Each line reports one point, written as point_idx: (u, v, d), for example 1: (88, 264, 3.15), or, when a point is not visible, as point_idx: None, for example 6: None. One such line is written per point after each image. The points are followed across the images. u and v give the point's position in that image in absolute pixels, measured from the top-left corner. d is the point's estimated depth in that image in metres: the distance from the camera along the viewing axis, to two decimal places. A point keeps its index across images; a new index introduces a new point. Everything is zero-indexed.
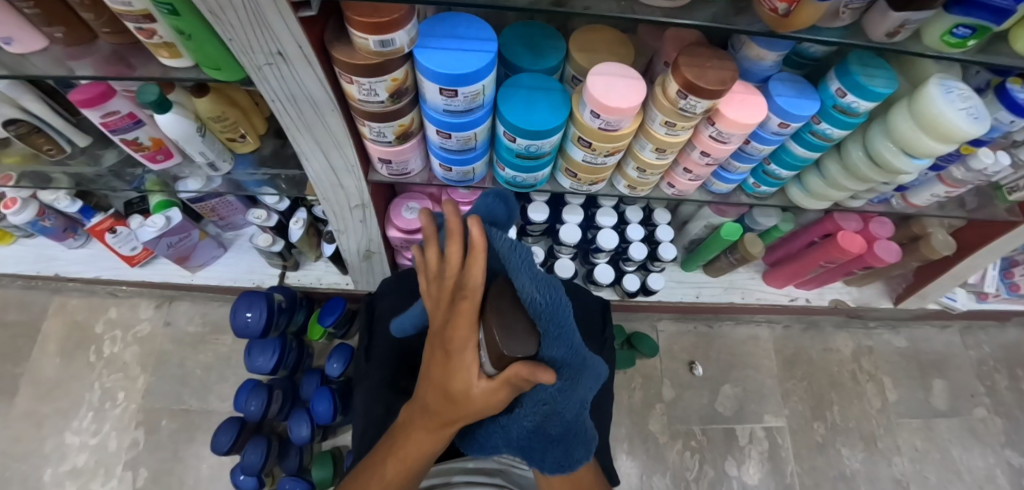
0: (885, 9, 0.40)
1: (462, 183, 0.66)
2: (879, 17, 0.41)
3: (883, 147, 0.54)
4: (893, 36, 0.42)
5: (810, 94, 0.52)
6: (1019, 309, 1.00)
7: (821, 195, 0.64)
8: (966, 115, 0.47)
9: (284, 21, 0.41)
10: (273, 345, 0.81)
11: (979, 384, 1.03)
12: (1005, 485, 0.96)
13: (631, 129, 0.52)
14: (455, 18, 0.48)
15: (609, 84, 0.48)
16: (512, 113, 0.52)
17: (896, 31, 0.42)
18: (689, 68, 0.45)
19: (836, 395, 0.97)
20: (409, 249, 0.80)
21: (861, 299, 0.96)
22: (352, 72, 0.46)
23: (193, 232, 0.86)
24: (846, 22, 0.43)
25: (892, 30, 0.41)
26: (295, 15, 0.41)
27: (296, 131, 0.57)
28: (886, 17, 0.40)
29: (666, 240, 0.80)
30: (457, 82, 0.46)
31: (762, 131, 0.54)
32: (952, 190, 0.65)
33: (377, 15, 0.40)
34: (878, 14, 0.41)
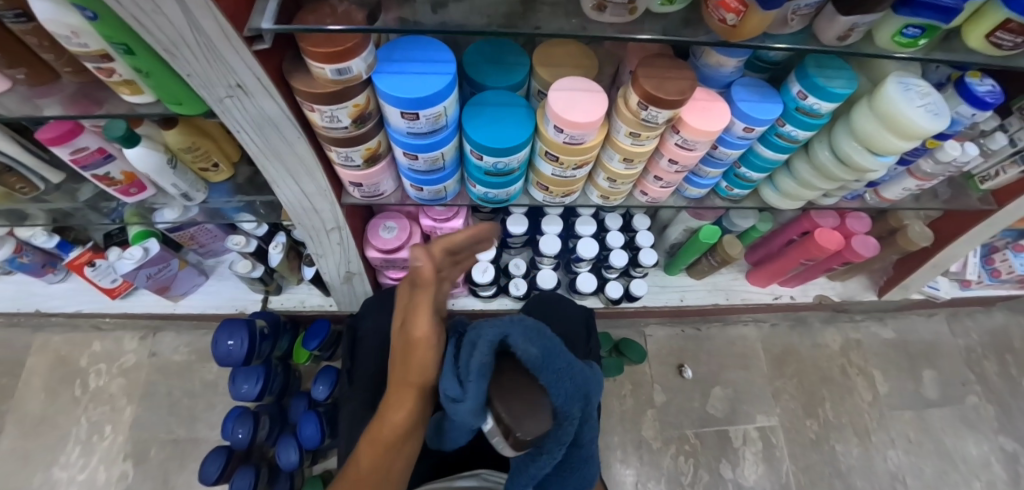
0: (834, 14, 0.40)
1: (435, 201, 0.66)
2: (829, 22, 0.42)
3: (848, 146, 0.54)
4: (845, 39, 0.43)
5: (772, 97, 0.52)
6: (1003, 295, 1.01)
7: (793, 196, 0.64)
8: (925, 112, 0.47)
9: (238, 54, 0.41)
10: (258, 371, 0.81)
11: (969, 371, 1.03)
12: (1001, 473, 0.96)
13: (597, 142, 0.52)
14: (415, 42, 0.48)
15: (571, 99, 0.48)
16: (478, 131, 0.52)
17: (846, 34, 0.42)
18: (648, 80, 0.45)
19: (827, 391, 0.97)
20: (390, 268, 0.79)
21: (846, 293, 0.96)
22: (312, 101, 0.46)
23: (172, 262, 0.85)
24: (796, 28, 0.43)
25: (842, 33, 0.42)
26: (249, 48, 0.41)
27: (264, 159, 0.57)
28: (835, 22, 0.41)
29: (646, 246, 0.80)
30: (418, 105, 0.46)
31: (728, 136, 0.55)
32: (923, 183, 0.65)
33: (333, 45, 0.41)
34: (827, 19, 0.42)
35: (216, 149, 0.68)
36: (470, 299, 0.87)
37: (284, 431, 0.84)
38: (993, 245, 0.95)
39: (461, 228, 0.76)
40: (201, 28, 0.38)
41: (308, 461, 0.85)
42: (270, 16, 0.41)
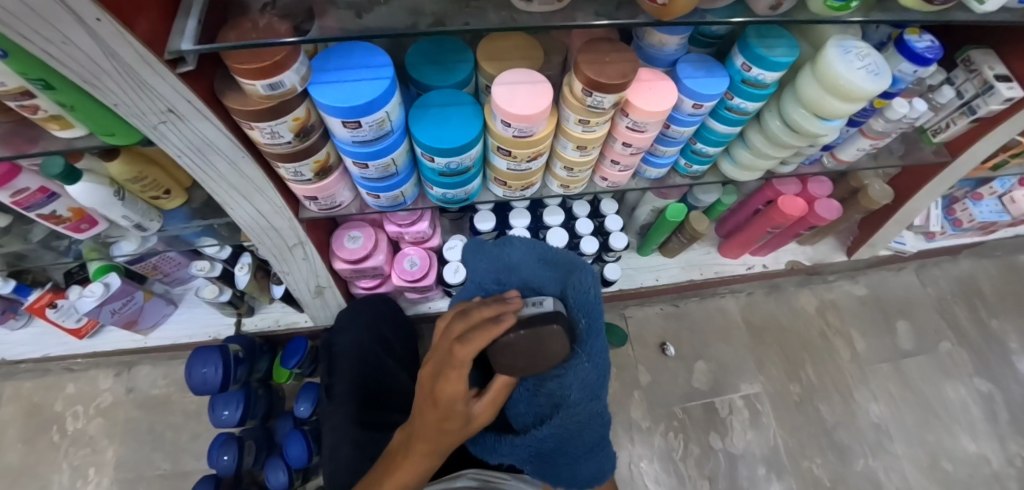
0: None
1: (394, 207, 0.64)
2: None
3: (797, 114, 0.54)
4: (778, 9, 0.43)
5: (718, 71, 0.52)
6: (966, 243, 1.05)
7: (750, 167, 0.65)
8: (866, 74, 0.47)
9: (163, 79, 0.39)
10: (237, 396, 0.79)
11: (941, 320, 1.07)
12: (978, 414, 1.00)
13: (548, 132, 0.52)
14: (350, 48, 0.47)
15: (514, 92, 0.47)
16: (426, 133, 0.51)
17: None
18: (589, 66, 0.45)
19: (807, 354, 0.99)
20: (361, 278, 0.78)
21: (816, 256, 0.97)
22: (249, 119, 0.44)
23: (137, 294, 0.82)
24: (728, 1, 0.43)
25: None
26: (173, 72, 0.39)
27: (212, 183, 0.55)
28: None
29: (615, 229, 0.80)
30: (358, 113, 0.45)
31: (678, 114, 0.54)
32: (875, 142, 0.66)
33: (260, 60, 0.39)
34: None
35: (166, 175, 0.65)
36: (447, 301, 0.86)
37: (271, 454, 0.83)
38: (953, 196, 0.98)
39: (428, 231, 0.75)
40: (117, 57, 0.36)
41: (300, 480, 0.84)
42: (189, 36, 0.39)
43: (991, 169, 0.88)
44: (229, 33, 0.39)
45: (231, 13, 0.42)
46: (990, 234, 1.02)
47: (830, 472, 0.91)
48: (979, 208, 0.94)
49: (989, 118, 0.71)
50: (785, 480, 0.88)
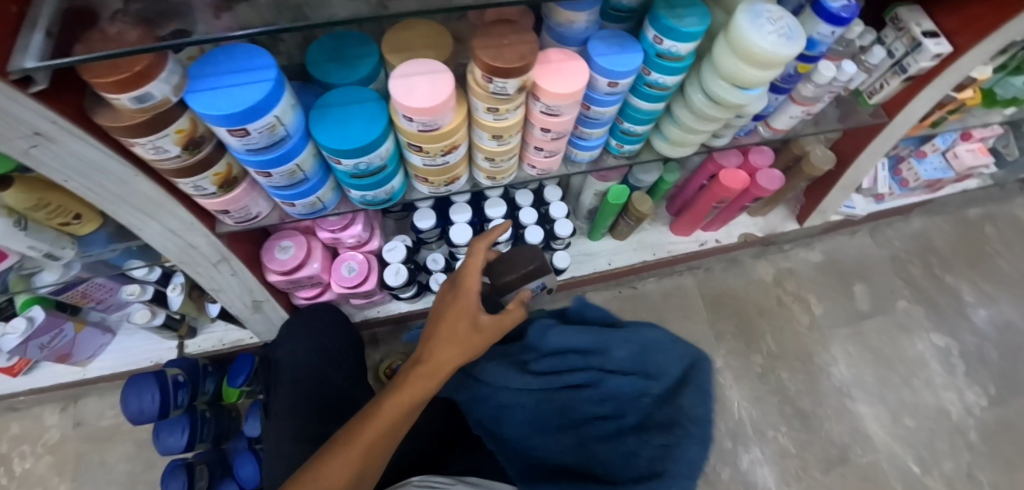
0: None
1: (315, 214, 0.61)
2: None
3: (716, 86, 0.52)
4: None
5: (630, 46, 0.50)
6: (915, 202, 1.06)
7: (680, 142, 0.63)
8: (778, 39, 0.46)
9: (17, 102, 0.35)
10: (183, 421, 0.76)
11: (897, 278, 1.08)
12: (935, 367, 1.02)
13: (458, 123, 0.49)
14: (230, 50, 0.44)
15: (411, 84, 0.45)
16: (328, 134, 0.48)
17: None
18: (485, 52, 0.42)
19: (766, 324, 1.00)
20: (300, 288, 0.75)
21: (769, 226, 0.97)
22: (124, 135, 0.41)
23: (66, 326, 0.77)
24: None
25: None
26: (26, 93, 0.35)
27: (109, 205, 0.51)
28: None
29: (560, 216, 0.79)
30: (242, 120, 0.42)
31: (595, 93, 0.52)
32: (807, 108, 0.65)
33: (120, 71, 0.36)
34: None
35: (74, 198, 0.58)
36: (396, 303, 0.84)
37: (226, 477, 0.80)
38: (899, 156, 0.98)
39: (364, 235, 0.72)
40: None
41: None
42: (36, 53, 0.34)
43: (931, 126, 0.88)
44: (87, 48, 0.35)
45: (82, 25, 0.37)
46: (938, 191, 1.03)
47: (795, 439, 0.92)
48: (924, 166, 0.95)
49: (921, 75, 0.70)
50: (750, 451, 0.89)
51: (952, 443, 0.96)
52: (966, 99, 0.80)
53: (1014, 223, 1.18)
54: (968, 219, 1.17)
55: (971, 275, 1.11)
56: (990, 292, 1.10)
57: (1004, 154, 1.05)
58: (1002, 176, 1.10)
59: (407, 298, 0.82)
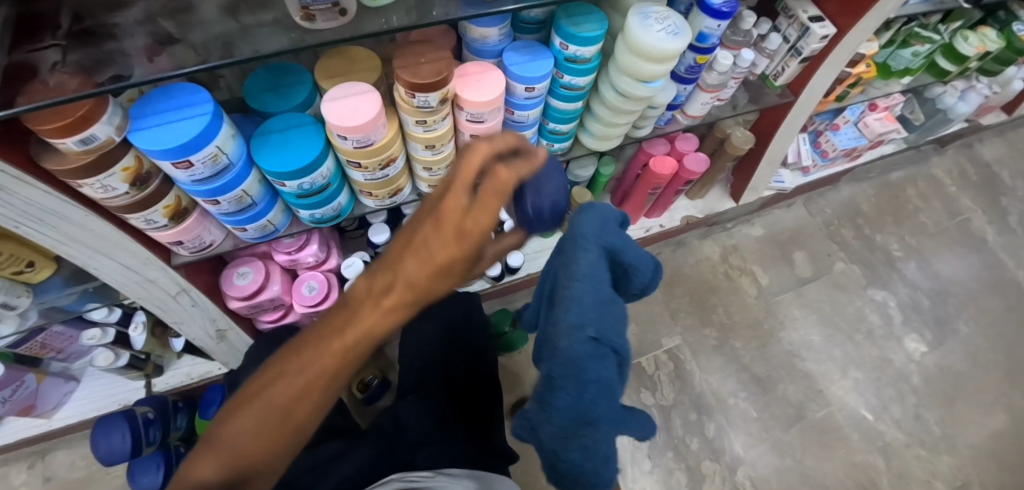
0: None
1: (268, 236, 0.64)
2: None
3: (623, 82, 0.58)
4: None
5: (542, 53, 0.55)
6: (840, 170, 1.15)
7: (605, 136, 0.69)
8: (665, 35, 0.51)
9: None
10: (157, 459, 0.76)
11: (831, 243, 1.17)
12: (876, 321, 1.10)
13: (390, 138, 0.53)
14: (166, 89, 0.46)
15: (343, 106, 0.49)
16: (269, 160, 0.51)
17: None
18: (404, 71, 0.46)
19: (716, 298, 1.07)
20: (264, 312, 0.77)
21: (707, 207, 1.04)
22: (73, 178, 0.43)
23: (26, 377, 0.76)
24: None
25: None
26: None
27: (63, 246, 0.51)
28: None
29: (509, 218, 0.84)
30: (182, 154, 0.44)
31: (516, 99, 0.57)
32: (714, 95, 0.72)
33: (63, 117, 0.38)
34: None
35: (24, 246, 0.57)
36: None
37: None
38: (817, 130, 1.07)
39: (321, 253, 0.76)
40: None
41: None
42: None
43: (836, 101, 0.97)
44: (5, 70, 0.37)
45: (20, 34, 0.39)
46: (857, 158, 1.12)
47: (757, 403, 0.98)
48: (839, 137, 1.04)
49: (815, 57, 0.77)
50: (714, 420, 0.96)
51: (897, 388, 1.04)
52: (860, 74, 0.88)
53: (930, 181, 1.29)
54: (890, 181, 1.28)
55: (898, 233, 1.21)
56: (916, 247, 1.20)
57: (912, 120, 1.16)
58: (914, 139, 1.20)
59: None
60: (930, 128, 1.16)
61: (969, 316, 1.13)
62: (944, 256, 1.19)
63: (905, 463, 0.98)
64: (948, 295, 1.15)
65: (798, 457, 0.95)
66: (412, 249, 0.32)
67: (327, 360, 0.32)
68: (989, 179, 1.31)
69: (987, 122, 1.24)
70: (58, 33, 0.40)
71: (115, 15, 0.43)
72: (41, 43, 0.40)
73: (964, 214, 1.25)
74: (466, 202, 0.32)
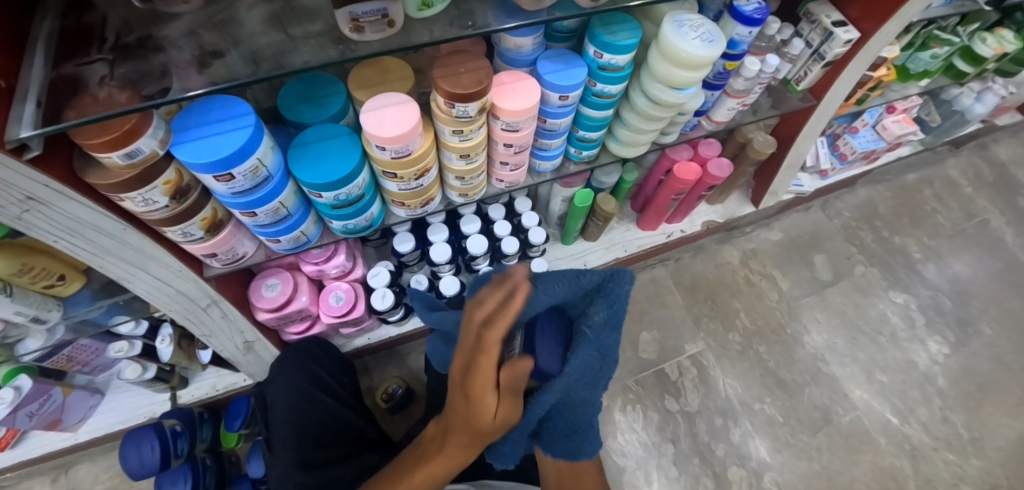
0: None
1: (300, 248, 0.64)
2: None
3: (655, 89, 0.58)
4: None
5: (575, 62, 0.55)
6: (857, 173, 1.15)
7: (634, 143, 0.69)
8: (700, 42, 0.52)
9: (11, 173, 0.36)
10: (184, 472, 0.75)
11: (850, 245, 1.17)
12: (898, 324, 1.09)
13: (426, 147, 0.53)
14: (207, 101, 0.46)
15: (382, 117, 0.49)
16: (307, 171, 0.51)
17: None
18: (444, 81, 0.47)
19: (738, 302, 1.07)
20: (290, 323, 0.77)
21: (728, 212, 1.04)
22: (115, 191, 0.43)
23: (53, 391, 0.75)
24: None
25: None
26: (21, 160, 0.36)
27: (100, 259, 0.51)
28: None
29: (533, 225, 0.84)
30: (225, 166, 0.44)
31: (549, 107, 0.57)
32: (740, 100, 0.72)
33: (110, 131, 0.38)
34: None
35: (56, 259, 0.58)
36: (385, 328, 0.88)
37: None
38: (835, 133, 1.07)
39: (348, 263, 0.76)
40: None
41: None
42: (30, 121, 0.35)
43: (856, 104, 0.97)
44: (53, 86, 0.38)
45: (71, 51, 0.40)
46: (875, 161, 1.12)
47: (781, 408, 0.97)
48: (857, 140, 1.04)
49: (838, 61, 0.77)
50: (739, 426, 0.95)
51: (922, 391, 1.03)
52: (881, 77, 0.88)
53: (947, 182, 1.29)
54: (906, 183, 1.28)
55: (917, 235, 1.21)
56: (937, 249, 1.19)
57: (928, 121, 1.16)
58: (930, 141, 1.20)
59: (395, 321, 0.85)
60: (947, 130, 1.16)
61: (992, 317, 1.12)
62: (963, 258, 1.19)
63: (933, 467, 0.96)
64: (969, 297, 1.14)
65: (825, 462, 0.94)
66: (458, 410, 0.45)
67: (426, 478, 0.49)
68: (1006, 180, 1.31)
69: (1002, 122, 1.24)
70: (104, 47, 0.41)
71: (162, 28, 0.43)
72: (89, 57, 0.40)
73: (982, 215, 1.25)
74: (495, 393, 0.42)
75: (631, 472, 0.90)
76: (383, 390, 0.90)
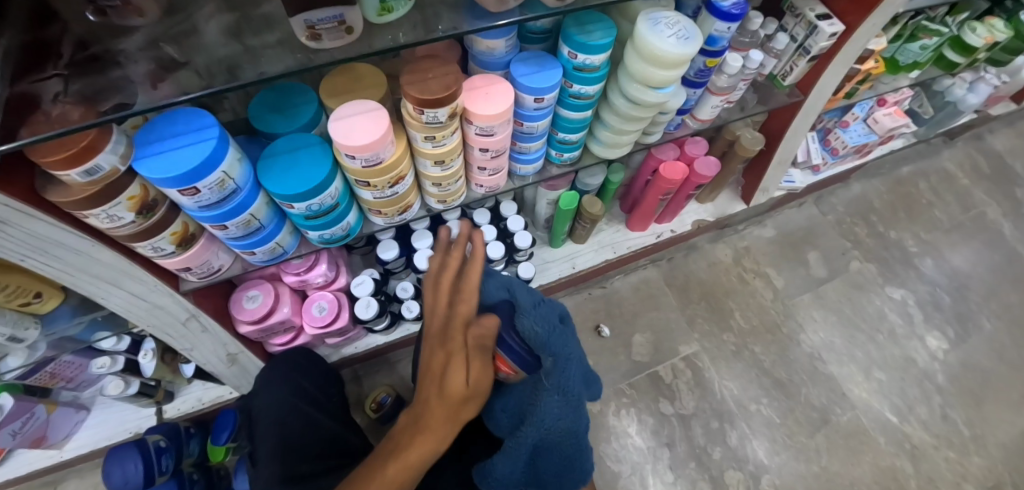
0: None
1: (277, 259, 0.63)
2: None
3: (633, 88, 0.57)
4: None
5: (549, 63, 0.54)
6: (850, 167, 1.13)
7: (615, 144, 0.68)
8: (676, 40, 0.50)
9: None
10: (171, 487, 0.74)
11: (845, 241, 1.15)
12: (896, 320, 1.08)
13: (399, 155, 0.52)
14: (171, 115, 0.45)
15: (351, 125, 0.48)
16: (277, 182, 0.50)
17: None
18: (412, 87, 0.46)
19: (732, 302, 1.06)
20: (274, 334, 0.76)
21: (719, 210, 1.03)
22: (78, 208, 0.42)
23: (37, 408, 0.74)
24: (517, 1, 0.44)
25: None
26: None
27: (70, 277, 0.49)
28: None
29: (518, 229, 0.83)
30: (189, 180, 0.43)
31: (524, 110, 0.56)
32: (724, 98, 0.71)
33: (66, 148, 0.37)
34: None
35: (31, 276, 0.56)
36: (372, 337, 0.86)
37: None
38: (825, 128, 1.06)
39: (330, 273, 0.75)
40: None
41: None
42: None
43: (845, 98, 0.95)
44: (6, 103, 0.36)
45: (24, 64, 0.38)
46: (868, 154, 1.10)
47: (778, 409, 0.96)
48: (848, 134, 1.03)
49: (823, 55, 0.75)
50: (735, 428, 0.94)
51: (922, 388, 1.02)
52: (869, 70, 0.86)
53: (943, 175, 1.27)
54: (901, 176, 1.26)
55: (913, 229, 1.19)
56: (933, 242, 1.18)
57: (920, 113, 1.14)
58: (924, 133, 1.18)
59: (381, 330, 0.84)
60: (940, 122, 1.15)
61: (991, 311, 1.11)
62: (960, 251, 1.17)
63: (934, 464, 0.95)
64: (968, 291, 1.12)
65: (824, 463, 0.92)
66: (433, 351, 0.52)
67: (402, 469, 0.46)
68: (1002, 170, 1.29)
69: (996, 112, 1.23)
70: (60, 63, 0.39)
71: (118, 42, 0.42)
72: (43, 73, 0.39)
73: (979, 207, 1.23)
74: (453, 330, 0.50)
75: (626, 477, 0.88)
76: (373, 400, 0.88)
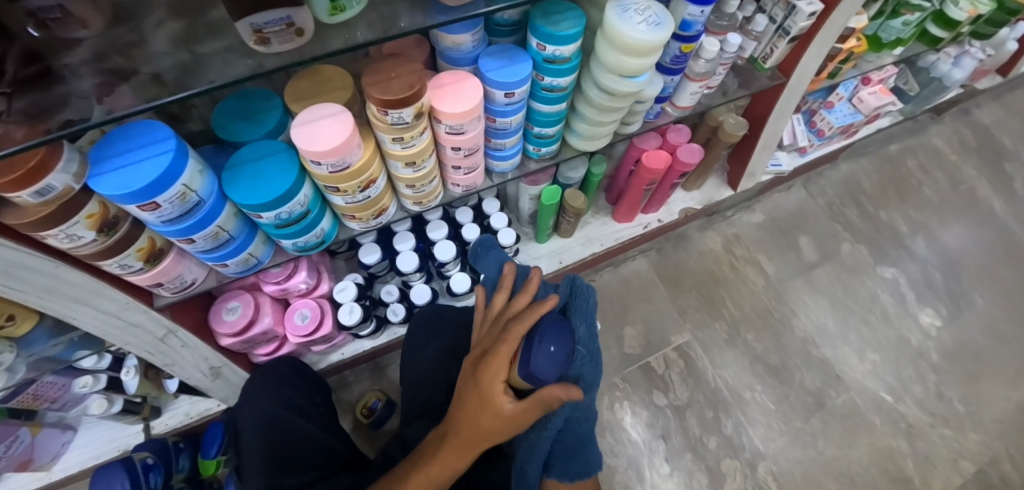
0: None
1: (252, 270, 0.61)
2: None
3: (606, 79, 0.56)
4: None
5: (518, 56, 0.52)
6: (837, 148, 1.12)
7: (593, 136, 0.67)
8: (646, 26, 0.49)
9: None
10: None
11: (835, 223, 1.15)
12: (888, 300, 1.07)
13: (367, 158, 0.51)
14: (125, 128, 0.44)
15: (314, 130, 0.46)
16: (242, 192, 0.49)
17: None
18: (374, 88, 0.44)
19: (723, 290, 1.05)
20: (257, 345, 0.75)
21: (706, 198, 1.02)
22: (34, 230, 0.40)
23: (21, 431, 0.73)
24: None
25: None
26: None
27: (37, 301, 0.47)
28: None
29: (502, 226, 0.82)
30: (147, 195, 0.42)
31: (496, 105, 0.55)
32: (703, 84, 0.69)
33: (13, 169, 0.36)
34: None
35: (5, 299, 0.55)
36: (359, 342, 0.85)
37: None
38: (810, 110, 1.05)
39: (311, 280, 0.73)
40: None
41: None
42: None
43: (829, 78, 0.94)
44: None
45: None
46: (855, 135, 1.09)
47: (773, 395, 0.96)
48: (833, 114, 1.01)
49: (803, 35, 0.74)
50: (730, 416, 0.93)
51: (916, 367, 1.01)
52: (851, 49, 0.85)
53: (931, 152, 1.27)
54: (890, 155, 1.26)
55: (903, 208, 1.18)
56: (923, 220, 1.17)
57: (906, 90, 1.13)
58: (911, 110, 1.17)
59: (367, 335, 0.83)
60: (926, 98, 1.13)
61: (983, 287, 1.10)
62: (951, 228, 1.16)
63: (930, 443, 0.95)
64: (959, 268, 1.12)
65: (820, 447, 0.92)
66: (468, 404, 0.46)
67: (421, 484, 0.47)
68: (991, 145, 1.29)
69: (983, 86, 1.22)
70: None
71: None
72: None
73: (968, 183, 1.23)
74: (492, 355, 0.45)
75: (622, 471, 0.88)
76: (363, 406, 0.88)
